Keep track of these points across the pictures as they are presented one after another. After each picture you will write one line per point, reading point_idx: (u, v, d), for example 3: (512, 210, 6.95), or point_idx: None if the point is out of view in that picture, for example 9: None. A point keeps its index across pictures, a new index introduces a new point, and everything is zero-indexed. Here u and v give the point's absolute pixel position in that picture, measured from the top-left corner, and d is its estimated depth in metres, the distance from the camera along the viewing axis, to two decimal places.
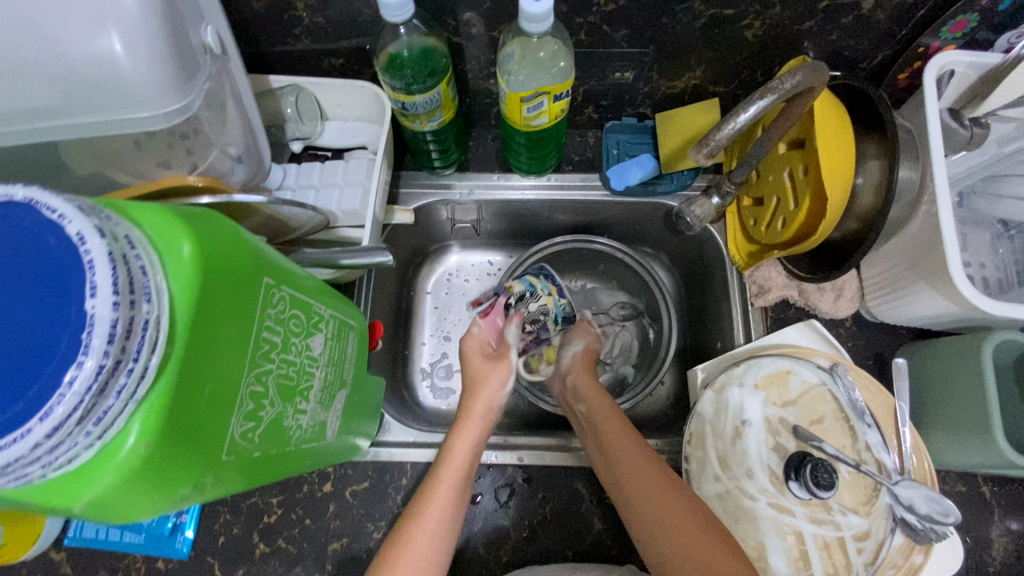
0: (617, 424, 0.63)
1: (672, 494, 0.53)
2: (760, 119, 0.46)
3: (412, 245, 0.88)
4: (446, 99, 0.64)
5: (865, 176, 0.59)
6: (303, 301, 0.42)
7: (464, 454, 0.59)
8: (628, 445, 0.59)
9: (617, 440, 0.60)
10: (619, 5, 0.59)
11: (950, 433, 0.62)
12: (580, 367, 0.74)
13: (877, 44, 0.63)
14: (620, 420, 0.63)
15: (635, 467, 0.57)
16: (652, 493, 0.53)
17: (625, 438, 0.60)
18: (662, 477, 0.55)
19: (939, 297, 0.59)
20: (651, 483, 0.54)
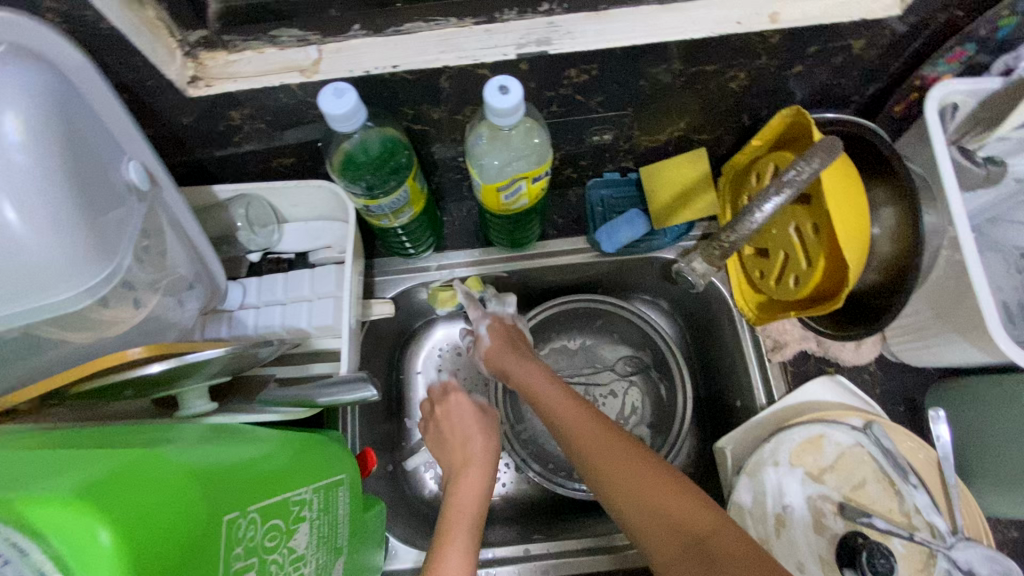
0: (557, 395, 0.60)
1: (625, 454, 0.52)
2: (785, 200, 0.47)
3: (396, 331, 0.81)
4: (414, 194, 0.58)
5: (881, 226, 0.54)
6: (273, 503, 0.36)
7: (470, 498, 0.57)
8: (582, 423, 0.56)
9: (561, 413, 0.58)
10: (592, 75, 0.53)
11: (1000, 486, 0.58)
12: (496, 351, 0.69)
13: (869, 77, 0.59)
14: (558, 389, 0.61)
15: (584, 436, 0.55)
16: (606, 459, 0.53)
17: (575, 415, 0.58)
18: (606, 438, 0.54)
19: (972, 348, 0.54)
20: (602, 450, 0.54)
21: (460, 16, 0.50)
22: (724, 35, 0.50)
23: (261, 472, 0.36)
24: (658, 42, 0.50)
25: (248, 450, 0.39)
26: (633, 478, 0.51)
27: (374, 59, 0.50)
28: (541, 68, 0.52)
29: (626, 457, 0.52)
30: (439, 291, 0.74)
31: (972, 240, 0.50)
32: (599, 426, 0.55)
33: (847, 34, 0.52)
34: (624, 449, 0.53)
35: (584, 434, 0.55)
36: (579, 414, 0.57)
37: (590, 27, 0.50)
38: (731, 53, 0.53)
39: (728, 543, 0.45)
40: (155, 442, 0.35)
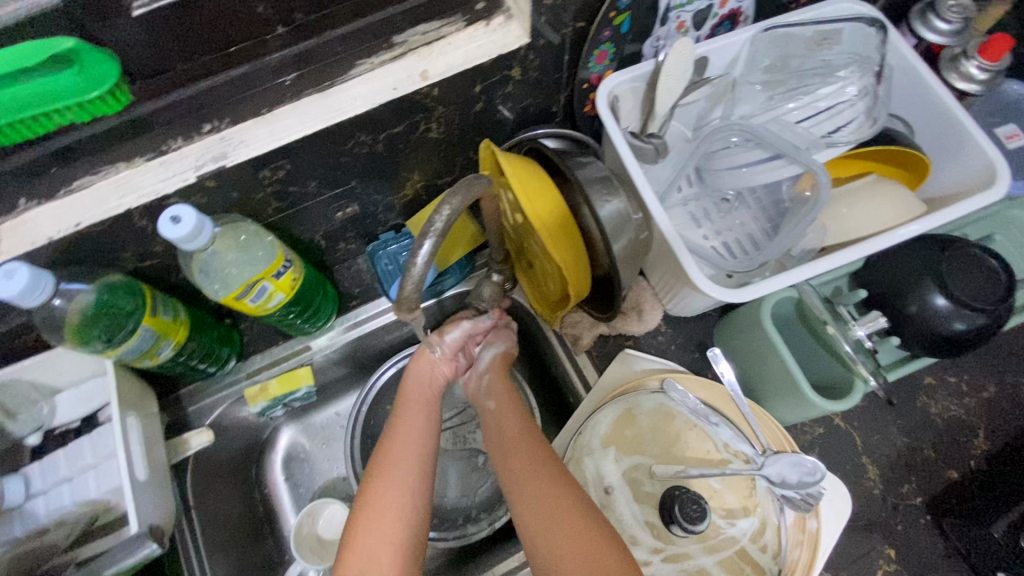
0: (520, 423, 0.67)
1: (560, 494, 0.58)
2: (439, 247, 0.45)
3: (238, 450, 0.80)
4: (163, 326, 0.58)
5: (588, 221, 0.58)
6: None
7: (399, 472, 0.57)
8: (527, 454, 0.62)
9: (510, 444, 0.64)
10: (287, 169, 0.56)
11: (779, 399, 0.64)
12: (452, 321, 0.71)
13: (552, 90, 0.66)
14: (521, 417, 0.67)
15: (528, 474, 0.60)
16: (544, 497, 0.58)
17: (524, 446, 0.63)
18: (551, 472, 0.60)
19: (702, 293, 0.62)
20: (545, 485, 0.59)
21: (128, 157, 0.51)
22: (384, 102, 0.54)
23: None
24: (328, 125, 0.54)
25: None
26: (568, 519, 0.56)
27: (53, 225, 0.49)
28: (231, 179, 0.54)
29: (566, 497, 0.58)
30: (248, 390, 0.74)
31: (659, 208, 0.58)
32: (549, 465, 0.61)
33: (499, 68, 0.58)
34: (566, 487, 0.59)
35: (535, 471, 0.60)
36: (528, 445, 0.63)
37: (261, 131, 0.53)
38: (408, 113, 0.58)
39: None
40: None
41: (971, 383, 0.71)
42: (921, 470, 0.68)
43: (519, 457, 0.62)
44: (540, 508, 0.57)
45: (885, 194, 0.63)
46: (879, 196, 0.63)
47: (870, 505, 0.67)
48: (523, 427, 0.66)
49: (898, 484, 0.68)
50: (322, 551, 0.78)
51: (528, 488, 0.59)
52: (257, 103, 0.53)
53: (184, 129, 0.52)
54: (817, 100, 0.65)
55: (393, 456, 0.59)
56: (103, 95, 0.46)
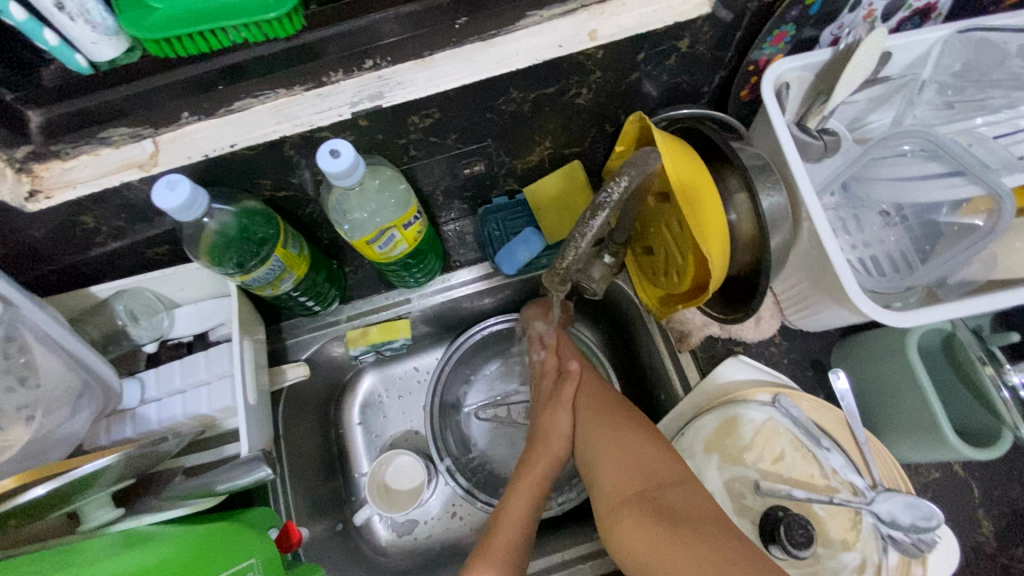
0: (596, 387, 0.69)
1: (615, 427, 0.61)
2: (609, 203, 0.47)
3: (322, 388, 0.81)
4: (290, 259, 0.58)
5: (738, 213, 0.55)
6: None
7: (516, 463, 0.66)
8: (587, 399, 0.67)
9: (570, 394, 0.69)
10: (435, 118, 0.55)
11: (906, 435, 0.60)
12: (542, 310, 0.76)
13: (710, 69, 0.61)
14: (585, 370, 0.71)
15: (588, 418, 0.65)
16: (600, 431, 0.62)
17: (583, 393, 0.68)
18: (612, 412, 0.64)
19: (843, 310, 0.57)
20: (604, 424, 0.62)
21: (288, 85, 0.50)
22: (548, 59, 0.51)
23: None
24: (486, 77, 0.51)
25: (143, 557, 0.41)
26: (624, 446, 0.59)
27: (209, 142, 0.50)
28: (381, 120, 0.52)
29: (621, 427, 0.61)
30: (350, 332, 0.74)
31: (819, 211, 0.54)
32: (608, 407, 0.65)
33: (669, 38, 0.54)
34: (621, 421, 0.62)
35: (595, 413, 0.65)
36: (591, 394, 0.68)
37: (419, 74, 0.51)
38: (564, 75, 0.55)
39: (680, 499, 0.52)
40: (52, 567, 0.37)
41: None
42: None
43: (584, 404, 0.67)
44: (597, 440, 0.61)
45: None
46: None
47: (980, 562, 0.62)
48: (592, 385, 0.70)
49: (1015, 546, 0.62)
50: (391, 499, 0.79)
51: (586, 428, 0.64)
52: (419, 45, 0.51)
53: (346, 63, 0.50)
54: (1018, 116, 0.60)
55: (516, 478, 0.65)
56: (278, 18, 0.44)
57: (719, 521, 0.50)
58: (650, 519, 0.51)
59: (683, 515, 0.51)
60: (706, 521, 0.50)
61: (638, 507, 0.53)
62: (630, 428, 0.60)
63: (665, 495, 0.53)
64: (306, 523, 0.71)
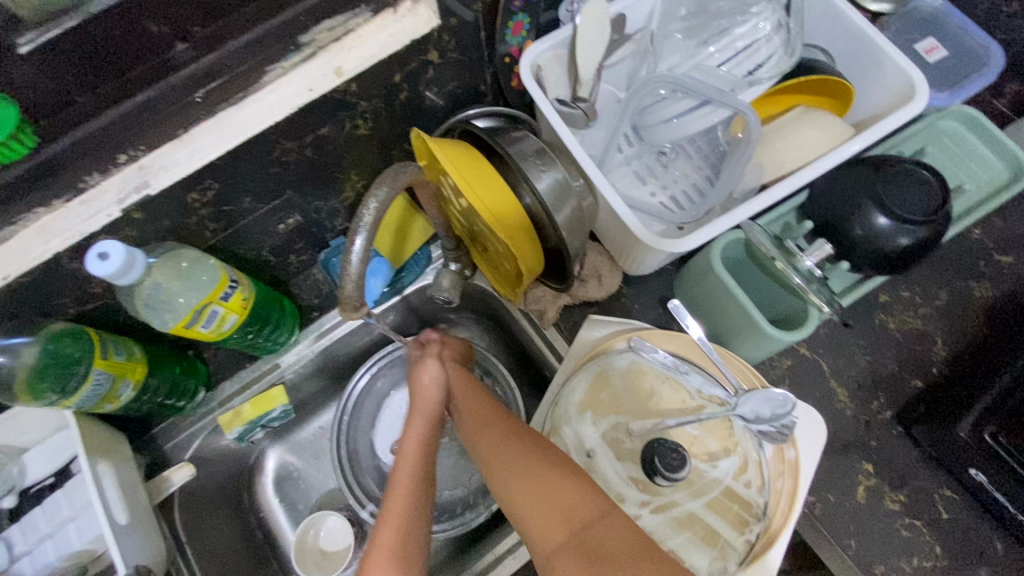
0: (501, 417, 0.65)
1: (536, 467, 0.56)
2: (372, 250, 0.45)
3: (224, 479, 0.79)
4: (117, 367, 0.57)
5: (528, 196, 0.59)
6: None
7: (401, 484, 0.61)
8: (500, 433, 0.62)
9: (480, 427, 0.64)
10: (216, 188, 0.55)
11: (739, 339, 0.66)
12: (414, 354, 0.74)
13: (475, 70, 0.66)
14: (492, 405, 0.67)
15: (500, 452, 0.59)
16: (513, 470, 0.57)
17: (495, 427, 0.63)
18: (517, 441, 0.60)
19: (651, 248, 0.62)
20: (516, 458, 0.58)
21: (47, 202, 0.50)
22: (302, 104, 0.54)
23: None
24: (246, 137, 0.52)
25: None
26: (541, 483, 0.54)
27: None
28: (159, 206, 0.53)
29: (538, 463, 0.56)
30: (222, 417, 0.73)
31: (597, 171, 0.59)
32: (513, 436, 0.60)
33: (414, 54, 0.58)
34: (532, 454, 0.58)
35: (502, 446, 0.60)
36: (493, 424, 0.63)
37: (180, 153, 0.52)
38: (330, 113, 0.57)
39: (609, 539, 0.50)
40: None
41: (924, 293, 0.73)
42: (888, 384, 0.70)
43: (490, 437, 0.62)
44: (514, 482, 0.56)
45: (815, 123, 0.64)
46: (811, 126, 0.64)
47: (846, 426, 0.69)
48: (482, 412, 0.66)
49: (869, 401, 0.70)
50: (326, 563, 0.78)
51: (500, 463, 0.59)
52: (170, 125, 0.51)
53: (99, 163, 0.50)
54: (734, 41, 0.63)
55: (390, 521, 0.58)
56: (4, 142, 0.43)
57: (650, 556, 0.49)
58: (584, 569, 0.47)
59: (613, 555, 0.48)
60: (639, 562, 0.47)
61: (567, 557, 0.49)
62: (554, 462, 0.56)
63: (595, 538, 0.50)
64: None
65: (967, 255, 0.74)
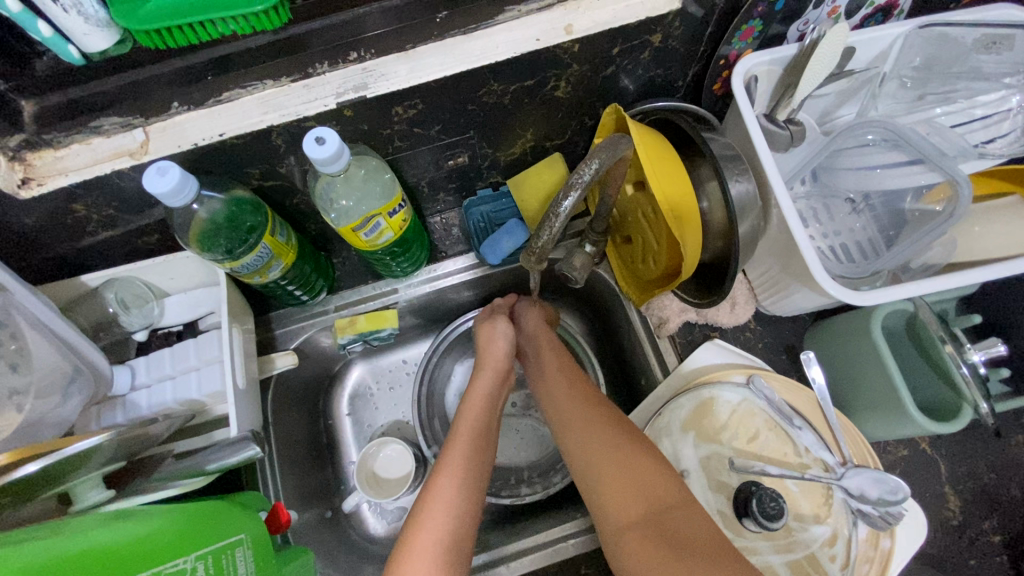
0: (570, 380, 0.67)
1: (609, 446, 0.58)
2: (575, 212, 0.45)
3: (311, 379, 0.82)
4: (278, 247, 0.60)
5: (709, 200, 0.59)
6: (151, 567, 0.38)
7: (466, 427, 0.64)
8: (576, 403, 0.64)
9: (558, 394, 0.66)
10: (418, 109, 0.56)
11: (871, 411, 0.62)
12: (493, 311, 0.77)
13: (683, 64, 0.64)
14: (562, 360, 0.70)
15: (583, 419, 0.62)
16: (594, 448, 0.59)
17: (574, 402, 0.64)
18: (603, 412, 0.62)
19: (811, 291, 0.60)
20: (599, 425, 0.60)
21: (275, 77, 0.52)
22: (526, 52, 0.53)
23: (145, 547, 0.39)
24: (466, 69, 0.53)
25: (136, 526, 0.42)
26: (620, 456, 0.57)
27: (200, 131, 0.51)
28: (366, 111, 0.54)
29: (619, 436, 0.59)
30: (338, 321, 0.76)
31: (786, 196, 0.57)
32: (597, 407, 0.62)
33: (642, 32, 0.56)
34: (615, 429, 0.60)
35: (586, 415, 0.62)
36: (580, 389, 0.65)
37: (402, 67, 0.53)
38: (543, 68, 0.57)
39: (691, 527, 0.50)
40: (37, 532, 0.38)
41: None
42: (1006, 509, 0.65)
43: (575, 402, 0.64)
44: (592, 450, 0.59)
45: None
46: (1017, 220, 0.59)
47: (946, 536, 0.64)
48: (570, 386, 0.67)
49: (980, 519, 0.65)
50: (379, 486, 0.81)
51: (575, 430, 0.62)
52: (402, 39, 0.53)
53: (331, 56, 0.52)
54: (973, 107, 0.62)
55: (450, 453, 0.61)
56: (266, 10, 0.46)
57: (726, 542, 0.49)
58: (662, 548, 0.49)
59: (692, 540, 0.49)
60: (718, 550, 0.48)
61: (645, 534, 0.51)
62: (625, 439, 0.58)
63: (675, 523, 0.51)
64: (296, 510, 0.73)
65: None
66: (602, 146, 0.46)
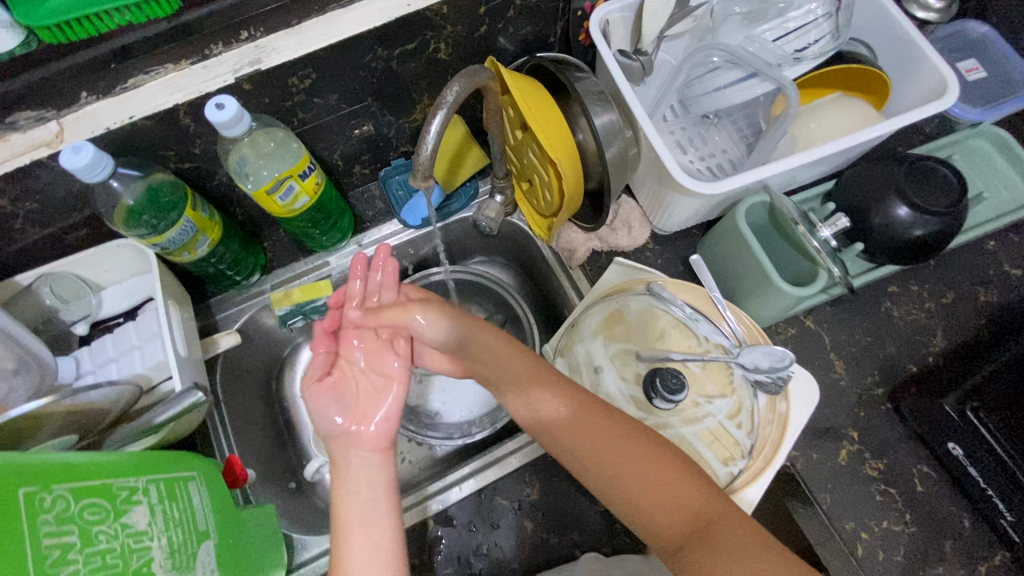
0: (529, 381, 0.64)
1: (641, 464, 0.59)
2: (446, 132, 0.52)
3: (259, 362, 0.86)
4: (201, 221, 0.66)
5: (583, 133, 0.67)
6: (103, 481, 0.43)
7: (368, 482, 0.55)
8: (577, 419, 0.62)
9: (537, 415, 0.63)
10: (313, 78, 0.63)
11: (751, 295, 0.71)
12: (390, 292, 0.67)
13: (549, 20, 0.73)
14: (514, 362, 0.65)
15: (584, 443, 0.60)
16: (619, 475, 0.59)
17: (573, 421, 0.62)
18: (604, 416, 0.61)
19: (682, 197, 0.69)
20: (578, 440, 0.61)
21: (178, 61, 0.58)
22: (400, 17, 0.61)
23: (102, 465, 0.44)
24: (349, 35, 0.60)
25: None
26: (625, 460, 0.59)
27: (111, 116, 0.56)
28: (264, 83, 0.60)
29: (626, 448, 0.60)
30: (274, 295, 0.80)
31: (647, 121, 0.66)
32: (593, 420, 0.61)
33: None
34: (624, 443, 0.60)
35: (577, 438, 0.61)
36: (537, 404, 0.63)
37: (290, 40, 0.59)
38: (420, 31, 0.65)
39: (726, 529, 0.56)
40: None
41: (932, 290, 0.78)
42: (883, 364, 0.74)
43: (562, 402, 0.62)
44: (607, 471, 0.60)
45: (843, 109, 0.71)
46: (840, 112, 0.71)
47: (836, 394, 0.73)
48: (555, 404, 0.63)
49: (864, 377, 0.74)
50: None
51: (582, 446, 0.61)
52: (289, 15, 0.60)
53: (224, 37, 0.59)
54: (786, 22, 0.72)
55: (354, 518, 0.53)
56: None
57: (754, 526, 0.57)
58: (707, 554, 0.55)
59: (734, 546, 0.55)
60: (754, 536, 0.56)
61: (688, 543, 0.56)
62: (635, 453, 0.59)
63: (710, 524, 0.56)
64: (258, 483, 0.76)
65: (977, 261, 0.79)
66: (465, 71, 0.53)
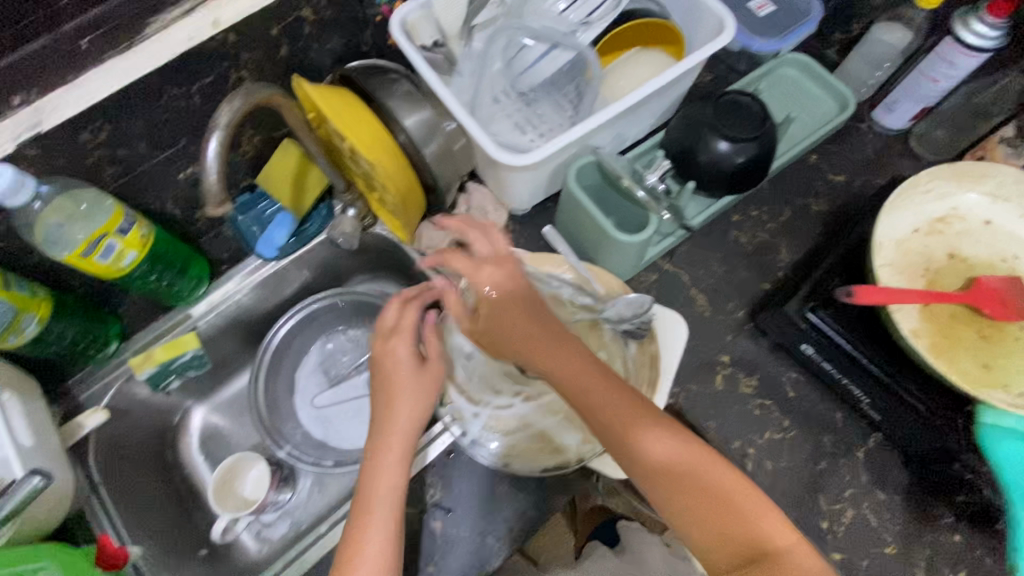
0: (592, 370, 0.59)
1: (708, 481, 0.53)
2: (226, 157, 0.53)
3: (144, 434, 0.82)
4: (19, 301, 0.63)
5: (404, 134, 0.67)
6: None
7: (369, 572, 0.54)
8: (647, 427, 0.55)
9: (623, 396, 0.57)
10: (108, 130, 0.61)
11: (601, 251, 0.75)
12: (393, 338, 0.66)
13: (353, 30, 0.73)
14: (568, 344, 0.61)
15: (653, 447, 0.54)
16: (689, 497, 0.53)
17: (651, 420, 0.56)
18: (650, 437, 0.55)
19: (513, 175, 0.71)
20: (652, 440, 0.55)
21: None
22: (184, 53, 0.60)
23: None
24: (133, 80, 0.58)
25: None
26: (696, 476, 0.53)
27: None
28: (51, 146, 0.57)
29: (698, 457, 0.54)
30: (133, 360, 0.78)
31: (461, 113, 0.65)
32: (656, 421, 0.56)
33: (288, 9, 0.64)
34: (698, 453, 0.54)
35: (661, 442, 0.54)
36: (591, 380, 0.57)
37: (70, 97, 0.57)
38: (213, 64, 0.64)
39: (807, 568, 0.50)
40: None
41: (770, 212, 0.83)
42: (741, 289, 0.79)
43: (610, 409, 0.56)
44: (679, 491, 0.53)
45: (644, 64, 0.76)
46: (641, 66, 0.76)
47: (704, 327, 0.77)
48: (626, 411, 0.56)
49: (726, 304, 0.78)
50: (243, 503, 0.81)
51: (648, 454, 0.54)
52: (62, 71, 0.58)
53: None
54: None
55: None
56: None
57: None
58: None
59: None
60: (819, 564, 0.50)
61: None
62: (709, 472, 0.53)
63: (801, 567, 0.50)
64: (159, 557, 0.73)
65: (804, 177, 0.86)
66: (238, 94, 0.55)
